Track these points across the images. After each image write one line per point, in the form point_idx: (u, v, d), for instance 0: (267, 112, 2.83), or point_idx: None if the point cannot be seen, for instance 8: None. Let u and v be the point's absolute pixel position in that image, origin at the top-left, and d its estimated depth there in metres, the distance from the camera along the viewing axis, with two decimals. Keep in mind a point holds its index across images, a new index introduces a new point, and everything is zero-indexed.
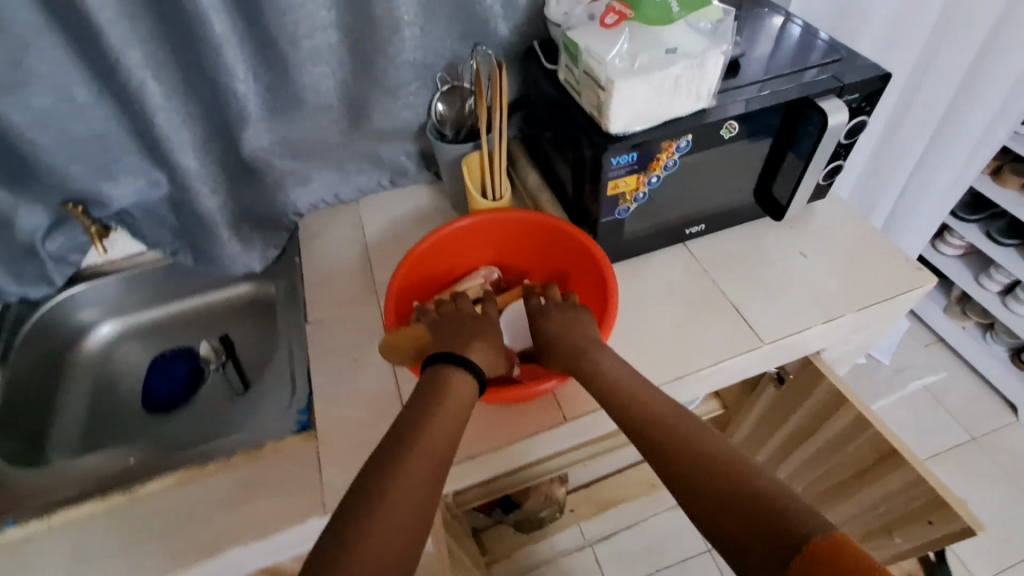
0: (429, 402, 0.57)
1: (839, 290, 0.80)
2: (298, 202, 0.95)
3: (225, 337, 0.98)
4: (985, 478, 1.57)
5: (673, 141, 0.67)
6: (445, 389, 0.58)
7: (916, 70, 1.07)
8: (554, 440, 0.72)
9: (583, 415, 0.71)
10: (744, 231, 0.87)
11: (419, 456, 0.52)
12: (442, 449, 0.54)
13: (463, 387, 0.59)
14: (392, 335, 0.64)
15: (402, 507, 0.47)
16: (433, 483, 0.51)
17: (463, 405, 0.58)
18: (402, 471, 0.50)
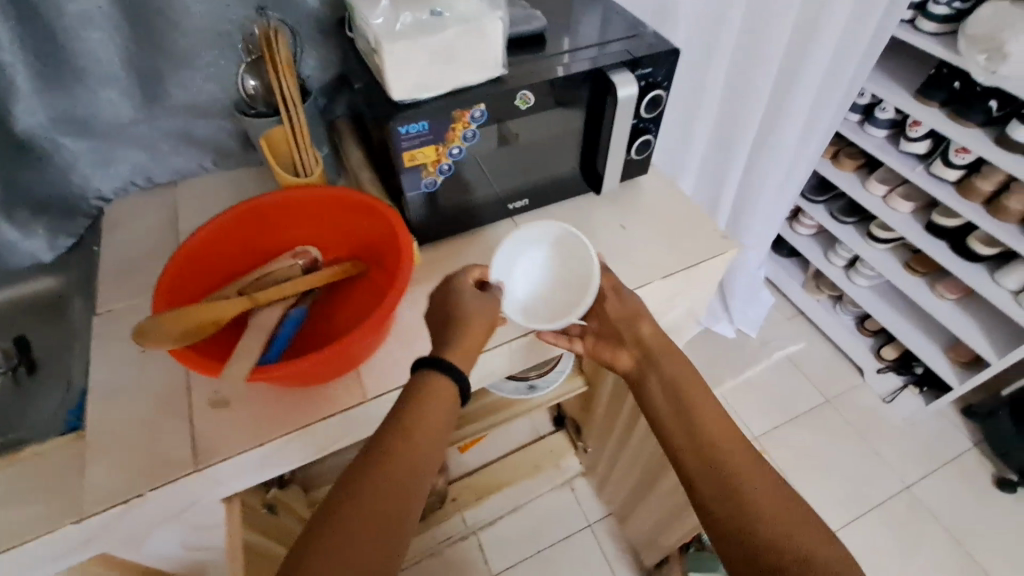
0: (408, 402, 0.55)
1: (653, 259, 0.83)
2: (99, 184, 0.86)
3: (20, 338, 0.83)
4: (835, 435, 1.73)
5: (466, 111, 0.66)
6: (427, 386, 0.57)
7: (740, 56, 1.14)
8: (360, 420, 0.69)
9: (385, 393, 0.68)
10: (570, 205, 0.89)
11: (395, 467, 0.52)
12: (422, 444, 0.54)
13: (446, 392, 0.57)
14: (155, 317, 0.57)
15: (372, 522, 0.48)
16: (400, 496, 0.51)
17: (447, 402, 0.57)
18: (377, 482, 0.50)
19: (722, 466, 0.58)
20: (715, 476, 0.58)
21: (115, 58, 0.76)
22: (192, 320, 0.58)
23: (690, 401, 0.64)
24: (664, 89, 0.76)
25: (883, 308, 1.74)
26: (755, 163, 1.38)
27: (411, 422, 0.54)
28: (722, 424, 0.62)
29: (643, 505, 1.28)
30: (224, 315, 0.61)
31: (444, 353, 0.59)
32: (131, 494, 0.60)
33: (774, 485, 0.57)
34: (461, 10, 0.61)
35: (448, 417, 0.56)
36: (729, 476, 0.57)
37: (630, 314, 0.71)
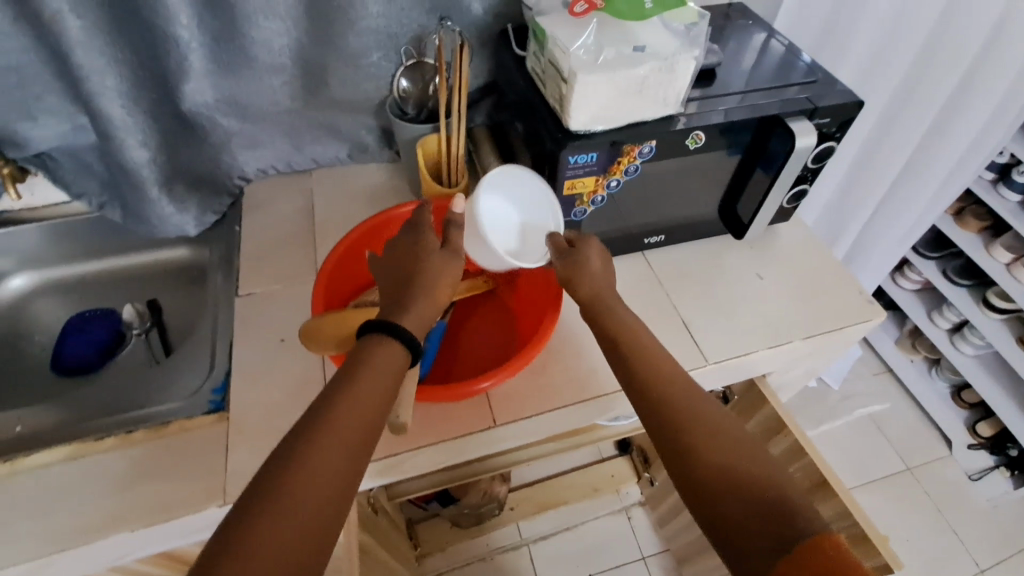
0: (349, 377, 0.51)
1: (790, 316, 0.79)
2: (245, 166, 0.89)
3: (152, 302, 0.91)
4: (915, 507, 1.62)
5: (635, 147, 0.64)
6: (372, 355, 0.52)
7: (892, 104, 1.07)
8: (483, 443, 0.69)
9: (512, 422, 0.68)
10: (704, 246, 0.86)
11: (326, 449, 0.46)
12: (363, 419, 0.49)
13: (394, 357, 0.53)
14: (318, 320, 0.59)
15: (316, 490, 0.44)
16: (342, 485, 0.45)
17: (396, 366, 0.53)
18: (311, 451, 0.45)
19: (662, 401, 0.53)
20: (657, 415, 0.53)
21: (286, 50, 0.78)
22: (351, 327, 0.59)
23: (615, 345, 0.59)
24: (836, 141, 0.72)
25: (988, 382, 1.61)
26: (883, 215, 1.29)
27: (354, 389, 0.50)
28: (664, 361, 0.57)
29: (710, 552, 1.23)
30: None
31: (402, 323, 0.55)
32: None
33: (720, 423, 0.51)
34: (658, 47, 0.59)
35: (391, 386, 0.51)
36: (672, 409, 0.52)
37: (594, 292, 0.62)
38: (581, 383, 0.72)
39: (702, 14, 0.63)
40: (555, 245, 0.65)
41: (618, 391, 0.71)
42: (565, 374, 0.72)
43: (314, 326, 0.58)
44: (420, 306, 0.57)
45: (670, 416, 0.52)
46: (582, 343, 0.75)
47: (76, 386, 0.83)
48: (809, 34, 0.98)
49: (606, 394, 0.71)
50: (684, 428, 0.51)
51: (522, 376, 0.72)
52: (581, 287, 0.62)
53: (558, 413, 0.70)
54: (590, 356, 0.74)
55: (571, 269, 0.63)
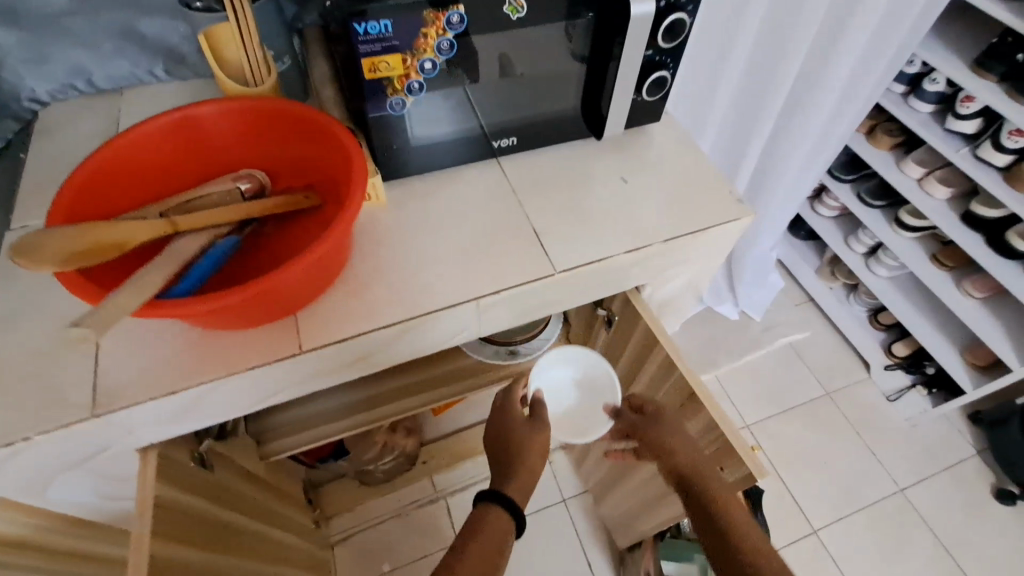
0: (470, 534, 0.67)
1: (651, 219, 0.73)
2: (31, 85, 0.76)
3: None
4: (834, 430, 1.64)
5: (440, 13, 0.55)
6: (482, 517, 0.69)
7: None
8: (292, 371, 0.61)
9: (322, 345, 0.60)
10: (566, 151, 0.77)
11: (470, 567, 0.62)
12: (486, 561, 0.64)
13: (499, 516, 0.69)
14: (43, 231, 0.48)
15: None
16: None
17: (503, 523, 0.69)
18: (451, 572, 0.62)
19: (712, 506, 0.65)
20: (718, 520, 0.63)
21: None
22: (90, 242, 0.50)
23: (696, 480, 0.67)
24: (687, 13, 0.63)
25: (901, 302, 1.62)
26: (782, 129, 1.25)
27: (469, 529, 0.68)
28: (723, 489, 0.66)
29: (621, 486, 1.20)
30: (129, 239, 0.52)
31: (503, 491, 0.72)
32: (18, 436, 0.54)
33: (738, 506, 0.65)
34: None
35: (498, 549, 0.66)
36: (726, 525, 0.63)
37: (664, 443, 0.71)
38: (406, 300, 0.64)
39: None
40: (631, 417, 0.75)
41: (450, 306, 0.64)
42: (388, 291, 0.64)
43: (37, 238, 0.47)
44: (525, 459, 0.74)
45: (723, 527, 0.62)
46: (412, 258, 0.67)
47: None
48: None
49: (433, 310, 0.63)
50: (718, 516, 0.64)
51: (338, 294, 0.63)
52: (671, 445, 0.71)
53: (378, 334, 0.62)
54: (421, 270, 0.66)
55: (661, 429, 0.73)
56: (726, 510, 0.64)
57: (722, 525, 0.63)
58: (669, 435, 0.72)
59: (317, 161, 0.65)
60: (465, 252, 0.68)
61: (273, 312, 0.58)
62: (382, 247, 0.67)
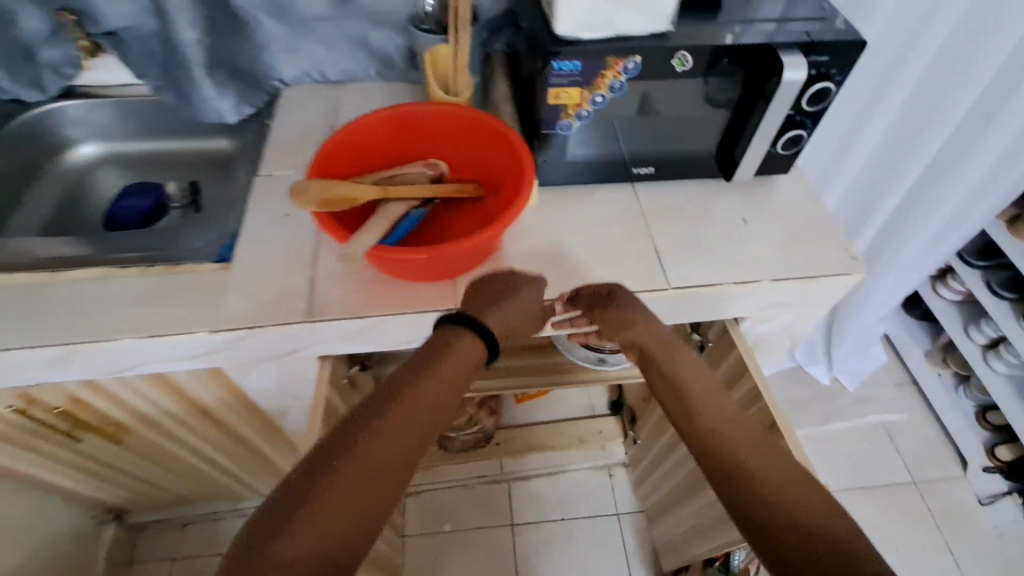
0: (431, 361, 0.60)
1: (766, 259, 0.78)
2: (283, 69, 0.98)
3: (193, 183, 1.04)
4: (914, 520, 1.56)
5: (620, 61, 0.66)
6: (448, 342, 0.62)
7: (941, 68, 1.04)
8: (442, 324, 0.76)
9: None
10: (696, 186, 0.86)
11: (407, 411, 0.57)
12: (423, 405, 0.58)
13: (469, 347, 0.62)
14: (306, 180, 0.67)
15: (403, 422, 0.56)
16: (443, 396, 0.60)
17: (469, 353, 0.63)
18: (386, 421, 0.55)
19: (694, 412, 0.62)
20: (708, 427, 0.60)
21: None
22: (336, 193, 0.67)
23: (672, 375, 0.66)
24: (834, 83, 0.71)
25: (1016, 405, 1.51)
26: (914, 198, 1.25)
27: (421, 388, 0.58)
28: (711, 396, 0.63)
29: (677, 510, 1.25)
30: (357, 197, 0.69)
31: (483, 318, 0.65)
32: (255, 324, 0.71)
33: (741, 425, 0.60)
34: None
35: (454, 384, 0.60)
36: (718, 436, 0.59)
37: (622, 322, 0.70)
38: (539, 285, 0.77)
39: None
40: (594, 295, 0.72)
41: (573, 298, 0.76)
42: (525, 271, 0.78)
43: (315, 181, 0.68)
44: (505, 311, 0.67)
45: (717, 448, 0.58)
46: (551, 251, 0.80)
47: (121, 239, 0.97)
48: None
49: (560, 298, 0.76)
50: (719, 443, 0.58)
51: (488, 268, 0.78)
52: (634, 323, 0.69)
53: None
54: (552, 264, 0.78)
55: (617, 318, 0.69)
56: (725, 428, 0.60)
57: (719, 439, 0.58)
58: (634, 313, 0.70)
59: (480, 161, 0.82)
60: (587, 256, 0.79)
61: (462, 267, 0.74)
62: (524, 236, 0.81)
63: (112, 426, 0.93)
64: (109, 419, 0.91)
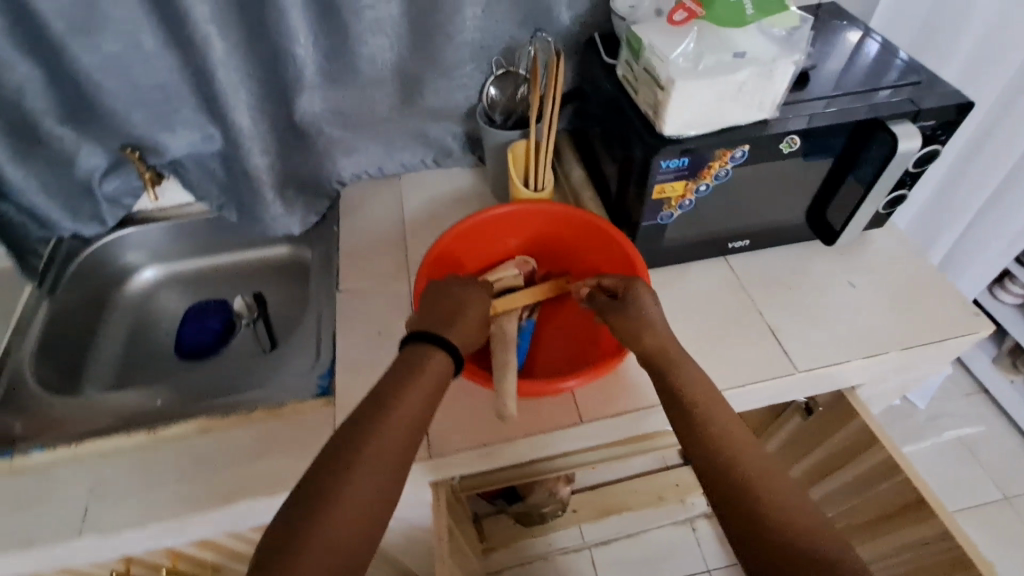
0: (405, 381, 0.56)
1: (884, 328, 0.76)
2: (342, 172, 0.95)
3: (258, 295, 1.01)
4: (1014, 540, 1.49)
5: (727, 151, 0.64)
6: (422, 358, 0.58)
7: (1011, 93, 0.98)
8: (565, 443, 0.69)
9: (599, 420, 0.68)
10: (792, 252, 0.83)
11: (389, 439, 0.52)
12: (404, 438, 0.53)
13: (439, 365, 0.58)
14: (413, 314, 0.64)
15: (384, 456, 0.51)
16: (418, 425, 0.55)
17: (440, 374, 0.58)
18: (364, 453, 0.50)
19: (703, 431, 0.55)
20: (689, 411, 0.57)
21: (387, 65, 0.83)
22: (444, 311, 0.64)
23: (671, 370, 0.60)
24: (940, 144, 0.68)
25: None
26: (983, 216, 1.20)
27: (402, 403, 0.54)
28: (703, 386, 0.59)
29: None
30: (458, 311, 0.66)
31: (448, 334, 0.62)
32: None
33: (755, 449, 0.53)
34: (760, 47, 0.56)
35: (431, 398, 0.57)
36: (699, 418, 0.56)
37: (635, 325, 0.63)
38: None
39: (802, 15, 0.59)
40: (603, 301, 0.67)
41: None
42: (643, 375, 0.72)
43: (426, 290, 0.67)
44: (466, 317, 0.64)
45: (729, 476, 0.51)
46: None
47: (197, 368, 0.93)
48: (905, 37, 0.91)
49: None
50: (736, 467, 0.51)
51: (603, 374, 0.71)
52: (641, 336, 0.63)
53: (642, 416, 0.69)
54: None
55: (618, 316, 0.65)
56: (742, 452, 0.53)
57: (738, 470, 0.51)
58: (640, 324, 0.63)
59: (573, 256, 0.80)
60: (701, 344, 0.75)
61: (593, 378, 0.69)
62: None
63: (206, 569, 0.87)
64: (204, 565, 0.86)
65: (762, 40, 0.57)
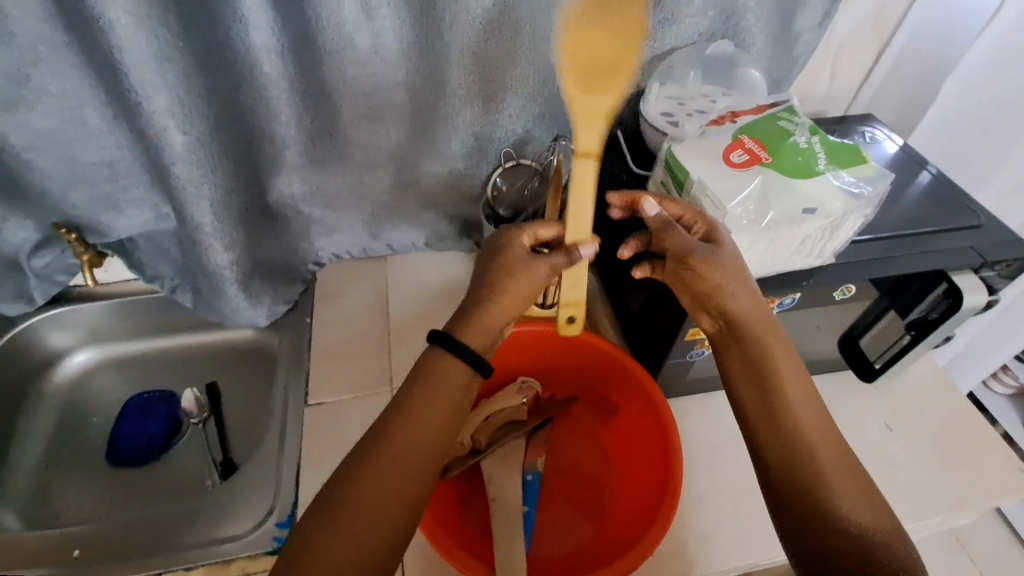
0: (408, 396, 0.51)
1: (929, 486, 0.67)
2: (320, 253, 0.83)
3: (212, 385, 0.87)
4: None
5: (777, 298, 0.55)
6: (433, 371, 0.52)
7: None
8: None
9: None
10: (822, 383, 0.75)
11: (393, 470, 0.48)
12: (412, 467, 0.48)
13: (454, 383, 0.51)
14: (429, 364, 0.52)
15: (385, 500, 0.46)
16: (431, 448, 0.50)
17: (454, 395, 0.52)
18: (364, 486, 0.46)
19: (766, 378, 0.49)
20: (766, 396, 0.49)
21: (381, 148, 0.72)
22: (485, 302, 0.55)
23: (756, 346, 0.50)
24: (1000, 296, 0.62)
25: None
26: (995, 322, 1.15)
27: (400, 435, 0.49)
28: (772, 329, 0.50)
29: None
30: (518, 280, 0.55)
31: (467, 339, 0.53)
32: None
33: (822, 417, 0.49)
34: (831, 198, 0.48)
35: (449, 418, 0.51)
36: (778, 405, 0.49)
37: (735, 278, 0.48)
38: (684, 558, 0.60)
39: (876, 166, 0.52)
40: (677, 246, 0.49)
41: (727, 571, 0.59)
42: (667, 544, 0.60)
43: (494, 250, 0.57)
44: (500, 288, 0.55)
45: (790, 441, 0.48)
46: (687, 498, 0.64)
47: (131, 479, 0.79)
48: (939, 150, 0.85)
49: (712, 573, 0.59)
50: (799, 437, 0.48)
51: None
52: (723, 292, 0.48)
53: None
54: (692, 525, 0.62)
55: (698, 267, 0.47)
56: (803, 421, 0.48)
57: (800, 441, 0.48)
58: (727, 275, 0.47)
59: (582, 378, 0.69)
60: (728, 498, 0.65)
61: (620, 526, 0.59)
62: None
63: None
64: None
65: (837, 185, 0.48)
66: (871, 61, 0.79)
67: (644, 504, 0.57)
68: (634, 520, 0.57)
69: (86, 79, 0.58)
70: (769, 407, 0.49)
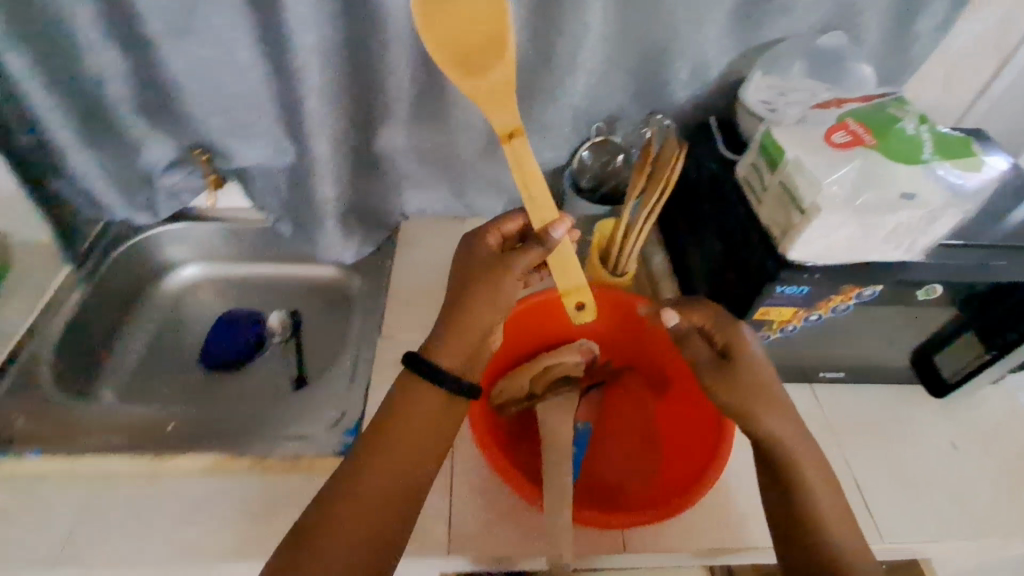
0: (390, 410, 0.51)
1: (994, 510, 0.65)
2: (407, 205, 0.89)
3: (295, 313, 0.95)
4: None
5: (857, 288, 0.56)
6: (414, 387, 0.52)
7: None
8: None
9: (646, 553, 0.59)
10: (887, 393, 0.73)
11: (374, 491, 0.48)
12: (395, 484, 0.48)
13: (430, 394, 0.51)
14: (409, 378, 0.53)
15: (365, 522, 0.46)
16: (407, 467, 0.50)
17: (432, 408, 0.51)
18: (349, 505, 0.47)
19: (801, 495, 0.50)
20: (796, 507, 0.50)
21: (479, 110, 0.77)
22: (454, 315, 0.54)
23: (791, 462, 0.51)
24: None
25: None
26: None
27: (383, 455, 0.49)
28: (808, 451, 0.52)
29: None
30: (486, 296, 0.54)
31: (443, 356, 0.52)
32: None
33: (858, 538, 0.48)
34: (932, 188, 0.49)
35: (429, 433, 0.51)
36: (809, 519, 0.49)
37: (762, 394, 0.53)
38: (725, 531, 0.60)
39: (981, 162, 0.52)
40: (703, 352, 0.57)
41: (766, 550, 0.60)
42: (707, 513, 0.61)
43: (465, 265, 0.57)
44: (472, 303, 0.54)
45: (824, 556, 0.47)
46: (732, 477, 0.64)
47: (216, 383, 0.87)
48: None
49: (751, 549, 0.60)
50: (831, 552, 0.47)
51: None
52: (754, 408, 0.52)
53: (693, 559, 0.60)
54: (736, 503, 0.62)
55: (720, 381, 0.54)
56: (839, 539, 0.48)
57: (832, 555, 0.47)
58: (754, 384, 0.53)
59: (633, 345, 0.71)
60: None
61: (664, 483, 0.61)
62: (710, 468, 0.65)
63: None
64: None
65: (939, 178, 0.49)
66: (987, 75, 0.76)
67: (687, 465, 0.60)
68: (679, 476, 0.59)
69: (241, 15, 0.65)
70: (783, 481, 0.51)
